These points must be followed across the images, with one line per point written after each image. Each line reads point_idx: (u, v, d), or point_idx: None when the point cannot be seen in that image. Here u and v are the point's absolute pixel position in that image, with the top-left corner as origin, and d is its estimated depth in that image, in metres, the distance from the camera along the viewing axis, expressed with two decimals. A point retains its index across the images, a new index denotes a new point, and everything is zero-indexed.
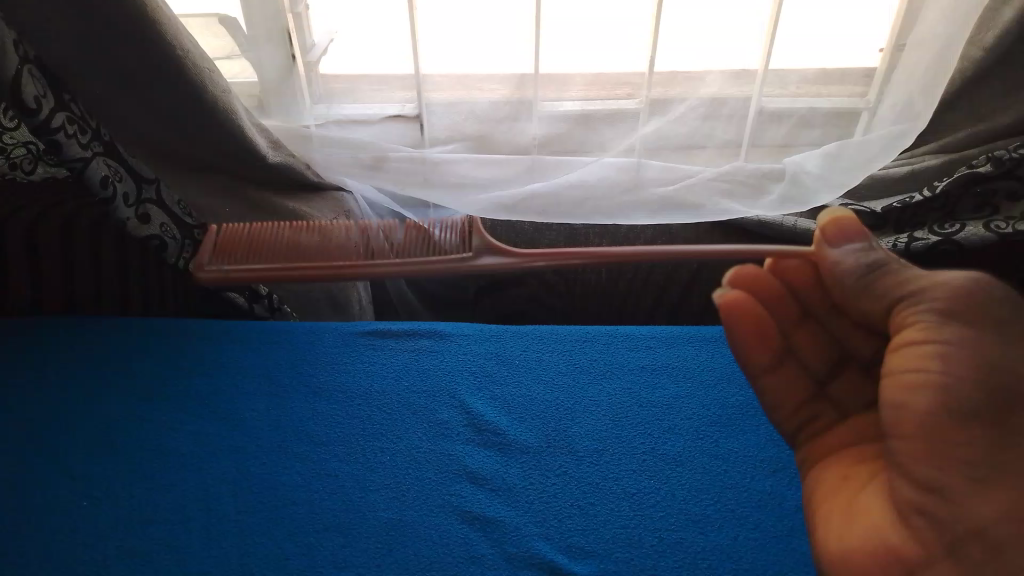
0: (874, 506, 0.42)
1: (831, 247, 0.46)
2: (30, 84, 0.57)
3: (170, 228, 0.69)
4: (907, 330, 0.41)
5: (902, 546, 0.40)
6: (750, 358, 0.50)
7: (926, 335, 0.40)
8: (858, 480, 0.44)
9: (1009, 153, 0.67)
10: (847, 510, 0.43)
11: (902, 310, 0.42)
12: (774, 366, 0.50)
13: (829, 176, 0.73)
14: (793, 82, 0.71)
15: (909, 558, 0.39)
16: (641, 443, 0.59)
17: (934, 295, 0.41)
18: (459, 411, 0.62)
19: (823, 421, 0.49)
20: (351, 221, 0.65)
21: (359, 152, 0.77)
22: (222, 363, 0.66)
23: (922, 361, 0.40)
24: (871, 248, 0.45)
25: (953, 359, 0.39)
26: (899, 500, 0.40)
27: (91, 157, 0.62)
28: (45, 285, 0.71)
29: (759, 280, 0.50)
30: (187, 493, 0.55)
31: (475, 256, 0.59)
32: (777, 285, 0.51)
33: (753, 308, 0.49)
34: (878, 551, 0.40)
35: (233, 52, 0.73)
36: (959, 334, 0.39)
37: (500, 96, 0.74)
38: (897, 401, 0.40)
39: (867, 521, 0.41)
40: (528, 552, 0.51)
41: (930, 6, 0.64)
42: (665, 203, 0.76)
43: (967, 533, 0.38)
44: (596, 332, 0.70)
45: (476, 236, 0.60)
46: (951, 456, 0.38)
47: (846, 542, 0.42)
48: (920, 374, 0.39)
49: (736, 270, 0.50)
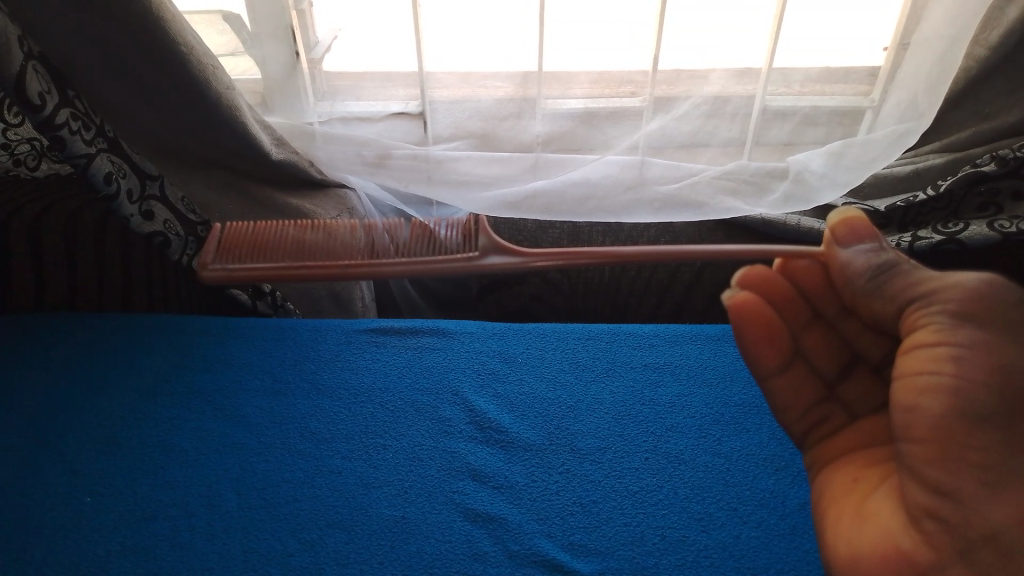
0: (883, 508, 0.42)
1: (841, 246, 0.46)
2: (34, 79, 0.57)
3: (173, 225, 0.69)
4: (918, 332, 0.41)
5: (913, 550, 0.40)
6: (759, 361, 0.49)
7: (940, 338, 0.40)
8: (870, 482, 0.45)
9: (1013, 153, 0.67)
10: (858, 511, 0.44)
11: (912, 311, 0.42)
12: (784, 368, 0.50)
13: (834, 175, 0.72)
14: (797, 81, 0.71)
15: (919, 561, 0.40)
16: (644, 442, 0.59)
17: (944, 298, 0.41)
18: (462, 409, 0.62)
19: (833, 423, 0.49)
20: (358, 224, 0.65)
21: (364, 149, 0.78)
22: (225, 360, 0.66)
23: (935, 364, 0.39)
24: (882, 248, 0.45)
25: (965, 363, 0.39)
26: (910, 503, 0.40)
27: (96, 153, 0.62)
28: (49, 282, 0.71)
29: (768, 282, 0.50)
30: (191, 490, 0.55)
31: (481, 256, 0.58)
32: (787, 287, 0.51)
33: (766, 309, 0.48)
34: (890, 555, 0.40)
35: (238, 49, 0.73)
36: (971, 337, 0.39)
37: (504, 93, 0.74)
38: (908, 403, 0.40)
39: (877, 525, 0.42)
40: (531, 549, 0.51)
41: (935, 5, 0.64)
42: (669, 201, 0.76)
43: (978, 539, 0.38)
44: (599, 331, 0.70)
45: (482, 236, 0.59)
46: (963, 460, 0.38)
47: (856, 544, 0.42)
48: (932, 377, 0.39)
49: (747, 271, 0.50)
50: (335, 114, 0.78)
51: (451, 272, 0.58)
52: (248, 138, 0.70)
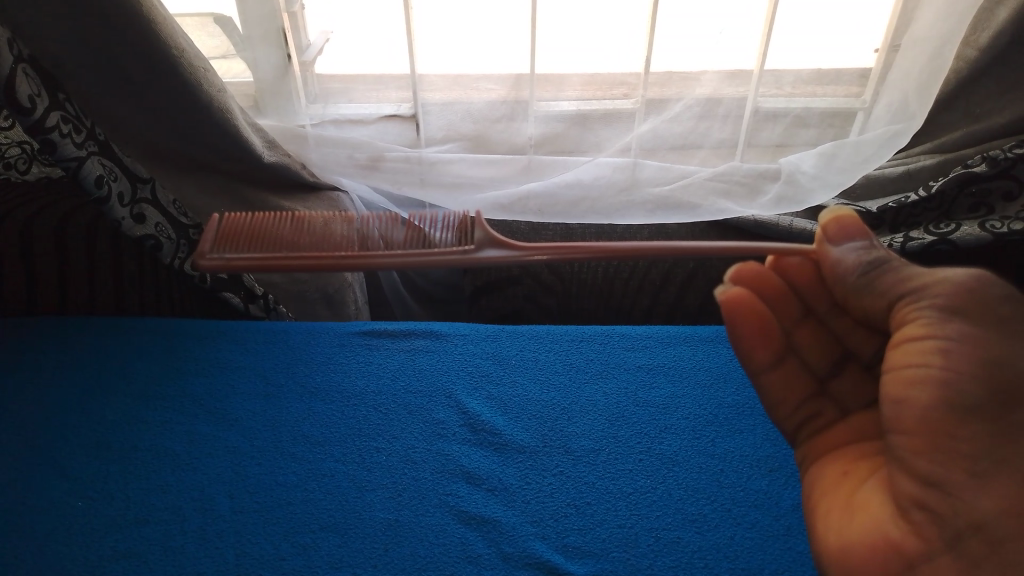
0: (873, 500, 0.42)
1: (832, 245, 0.46)
2: (24, 83, 0.57)
3: (165, 228, 0.69)
4: (906, 326, 0.41)
5: (903, 541, 0.40)
6: (752, 357, 0.50)
7: (929, 331, 0.40)
8: (859, 475, 0.45)
9: (1004, 153, 0.67)
10: (848, 505, 0.43)
11: (901, 307, 0.42)
12: (777, 363, 0.50)
13: (825, 176, 0.73)
14: (788, 82, 0.71)
15: (910, 553, 0.39)
16: (638, 443, 0.59)
17: (934, 293, 0.41)
18: (456, 411, 0.62)
19: (824, 419, 0.49)
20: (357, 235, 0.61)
21: (356, 151, 0.78)
22: (217, 363, 0.66)
23: (921, 357, 0.40)
24: (873, 246, 0.45)
25: (954, 355, 0.39)
26: (899, 494, 0.40)
27: (86, 156, 0.62)
28: (41, 286, 0.71)
29: (761, 279, 0.50)
30: (183, 494, 0.55)
31: (477, 249, 0.55)
32: (779, 284, 0.50)
33: (757, 304, 0.48)
34: (879, 545, 0.40)
35: (229, 52, 0.73)
36: (959, 330, 0.40)
37: (497, 96, 0.74)
38: (898, 396, 0.40)
39: (867, 516, 0.42)
40: (524, 551, 0.51)
41: (924, 7, 0.64)
42: (660, 203, 0.76)
43: (965, 528, 0.38)
44: (592, 332, 0.70)
45: (478, 229, 0.56)
46: (951, 450, 0.39)
47: (845, 536, 0.42)
48: (920, 370, 0.40)
49: (738, 268, 0.50)
50: (327, 117, 0.78)
51: (446, 263, 0.54)
52: (239, 140, 0.70)
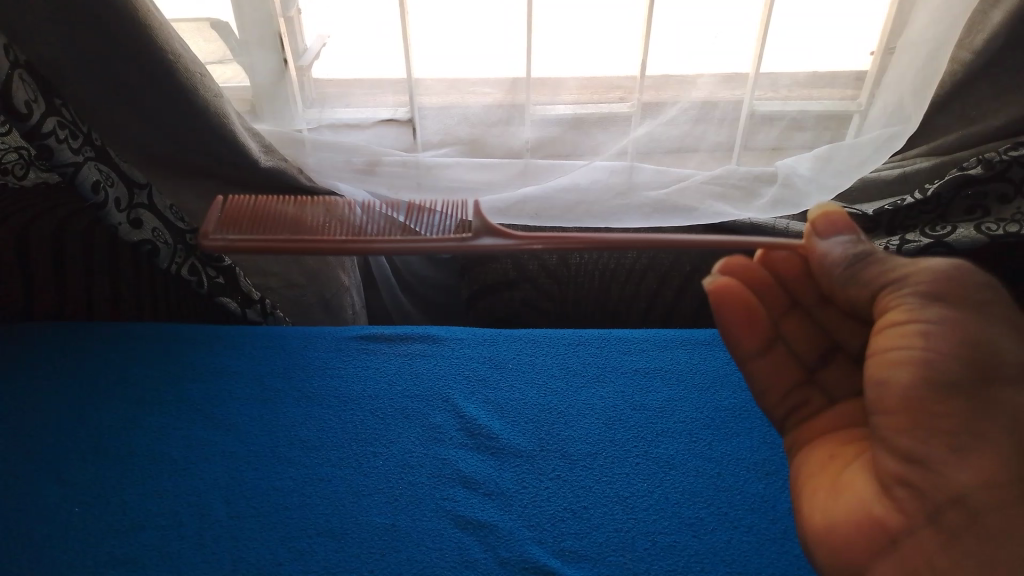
0: (859, 480, 0.42)
1: (819, 238, 0.45)
2: (20, 89, 0.57)
3: (162, 233, 0.69)
4: (888, 312, 0.41)
5: (886, 516, 0.40)
6: (740, 347, 0.50)
7: (910, 317, 0.40)
8: (846, 458, 0.45)
9: (1000, 156, 0.68)
10: (833, 485, 0.43)
11: (883, 296, 0.42)
12: (764, 351, 0.50)
13: (821, 179, 0.74)
14: (784, 85, 0.71)
15: (893, 528, 0.40)
16: (635, 447, 0.59)
17: (915, 281, 0.41)
18: (453, 415, 0.62)
19: (811, 407, 0.50)
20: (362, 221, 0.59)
21: (353, 156, 0.78)
22: (214, 368, 0.66)
23: (903, 339, 0.40)
24: (860, 239, 0.44)
25: (935, 337, 0.39)
26: (881, 472, 0.41)
27: (83, 162, 0.62)
28: (36, 291, 0.71)
29: (748, 270, 0.50)
30: (180, 500, 0.55)
31: (473, 237, 0.54)
32: (767, 275, 0.50)
33: (744, 292, 0.48)
34: (863, 522, 0.40)
35: (226, 57, 0.73)
36: (940, 314, 0.40)
37: (493, 99, 0.74)
38: (879, 376, 0.41)
39: (852, 495, 0.42)
40: (521, 556, 0.51)
41: (920, 8, 0.64)
42: (657, 206, 0.77)
43: (944, 502, 0.39)
44: (588, 336, 0.70)
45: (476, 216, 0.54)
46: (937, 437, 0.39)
47: (830, 516, 0.42)
48: (904, 351, 0.40)
49: (727, 261, 0.50)
50: (324, 121, 0.77)
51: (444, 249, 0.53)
52: (235, 145, 0.70)
